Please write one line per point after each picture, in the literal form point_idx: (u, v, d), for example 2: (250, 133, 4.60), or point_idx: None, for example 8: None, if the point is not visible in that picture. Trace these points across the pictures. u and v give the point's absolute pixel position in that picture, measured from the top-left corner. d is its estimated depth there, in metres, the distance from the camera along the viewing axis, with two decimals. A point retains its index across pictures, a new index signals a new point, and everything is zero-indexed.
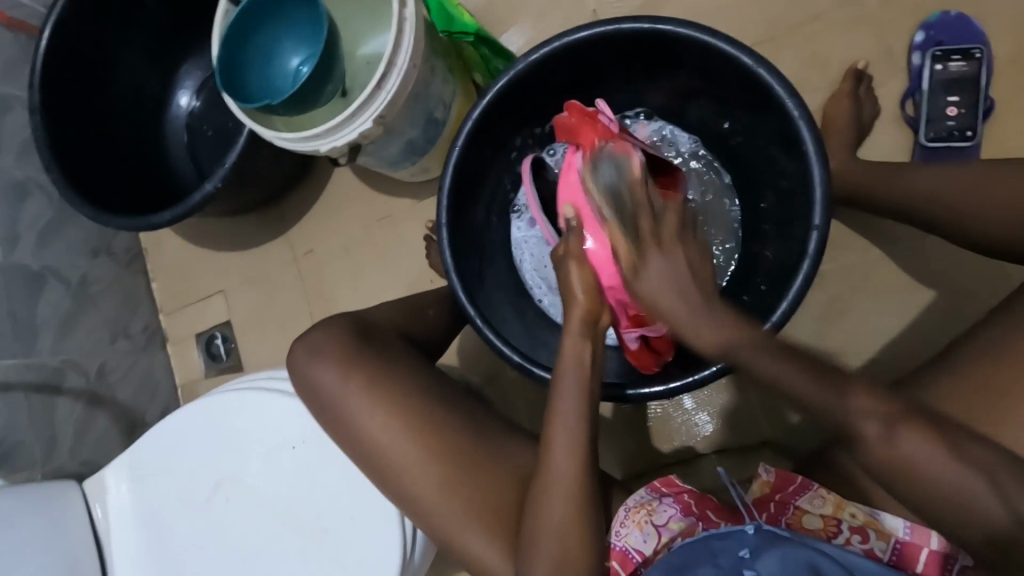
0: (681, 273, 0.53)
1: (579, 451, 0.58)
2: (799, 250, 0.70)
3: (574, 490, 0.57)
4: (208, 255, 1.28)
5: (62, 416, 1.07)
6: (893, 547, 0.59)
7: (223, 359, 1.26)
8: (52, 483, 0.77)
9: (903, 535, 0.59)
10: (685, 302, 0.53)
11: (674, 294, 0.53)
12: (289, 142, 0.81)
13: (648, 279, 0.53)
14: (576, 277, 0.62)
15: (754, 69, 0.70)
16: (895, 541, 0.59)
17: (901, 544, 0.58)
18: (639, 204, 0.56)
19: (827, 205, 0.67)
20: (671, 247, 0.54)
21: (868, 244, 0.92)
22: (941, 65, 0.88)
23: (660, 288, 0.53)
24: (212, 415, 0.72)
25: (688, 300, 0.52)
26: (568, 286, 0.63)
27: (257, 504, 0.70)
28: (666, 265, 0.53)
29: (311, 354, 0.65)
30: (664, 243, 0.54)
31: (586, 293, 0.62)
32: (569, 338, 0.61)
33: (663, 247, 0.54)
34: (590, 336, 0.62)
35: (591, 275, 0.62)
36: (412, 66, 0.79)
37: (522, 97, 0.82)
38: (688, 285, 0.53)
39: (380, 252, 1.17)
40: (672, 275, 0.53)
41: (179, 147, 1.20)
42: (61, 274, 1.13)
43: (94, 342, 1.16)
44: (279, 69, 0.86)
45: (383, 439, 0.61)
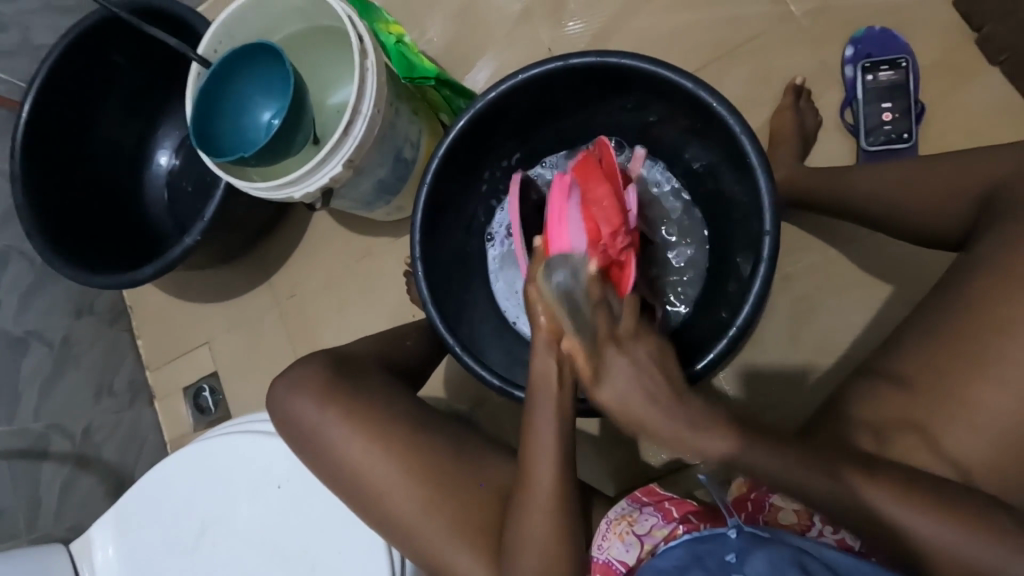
0: (648, 373, 0.54)
1: (552, 465, 0.58)
2: (755, 256, 0.74)
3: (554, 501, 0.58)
4: (193, 306, 1.30)
5: (47, 480, 1.07)
6: None
7: (211, 410, 1.26)
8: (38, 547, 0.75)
9: None
10: (657, 411, 0.54)
11: (643, 400, 0.54)
12: (264, 191, 0.84)
13: (608, 388, 0.54)
14: (538, 297, 0.58)
15: (695, 92, 0.75)
16: None
17: None
18: (596, 312, 0.55)
19: (776, 211, 0.71)
20: (630, 351, 0.54)
21: (826, 246, 0.96)
22: (873, 75, 0.94)
23: (625, 401, 0.54)
24: (198, 461, 0.72)
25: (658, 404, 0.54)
26: (531, 306, 0.60)
27: (245, 548, 0.69)
28: (630, 371, 0.54)
29: (290, 391, 0.66)
30: (623, 339, 0.54)
31: (547, 313, 0.58)
32: (536, 356, 0.59)
33: (622, 345, 0.54)
34: (556, 355, 0.58)
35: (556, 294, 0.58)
36: (376, 111, 0.84)
37: (485, 133, 0.87)
38: (661, 392, 0.54)
39: (362, 290, 1.20)
40: (637, 391, 0.54)
41: (159, 204, 1.23)
42: (44, 337, 1.14)
43: (79, 402, 1.16)
44: (251, 123, 0.89)
45: (362, 469, 0.62)
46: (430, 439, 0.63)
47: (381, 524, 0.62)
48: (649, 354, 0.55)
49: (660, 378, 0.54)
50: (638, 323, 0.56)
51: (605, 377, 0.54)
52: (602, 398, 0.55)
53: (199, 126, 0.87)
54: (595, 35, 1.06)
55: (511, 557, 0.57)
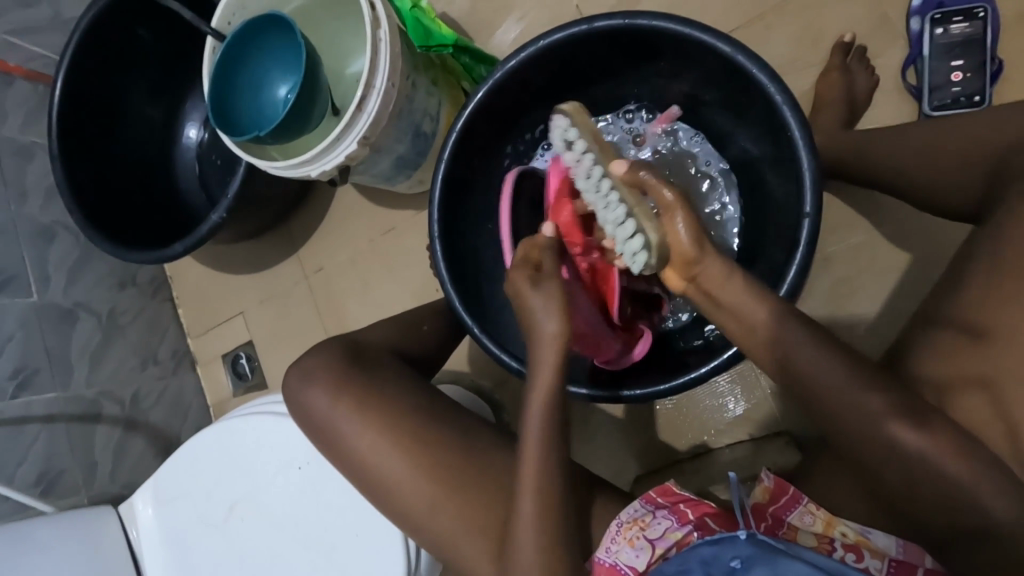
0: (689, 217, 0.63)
1: (540, 473, 0.59)
2: (794, 238, 0.68)
3: (547, 498, 0.58)
4: (228, 278, 1.34)
5: (101, 442, 1.15)
6: (889, 565, 0.57)
7: (248, 377, 1.31)
8: (88, 509, 0.81)
9: (895, 554, 0.57)
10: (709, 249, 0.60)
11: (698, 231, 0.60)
12: (282, 170, 0.82)
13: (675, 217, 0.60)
14: (541, 310, 0.63)
15: (733, 57, 0.68)
16: (890, 560, 0.57)
17: (895, 563, 0.57)
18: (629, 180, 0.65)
19: (818, 190, 0.64)
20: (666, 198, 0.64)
21: (875, 222, 0.89)
22: (942, 29, 0.83)
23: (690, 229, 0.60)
24: (225, 439, 0.75)
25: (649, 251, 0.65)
26: (532, 320, 0.64)
27: (269, 524, 0.72)
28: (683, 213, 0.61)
29: (304, 379, 0.66)
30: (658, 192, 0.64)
31: (550, 327, 0.63)
32: (540, 372, 0.62)
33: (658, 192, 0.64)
34: (562, 369, 0.62)
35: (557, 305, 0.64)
36: (391, 85, 0.80)
37: (506, 104, 0.82)
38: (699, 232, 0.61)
39: (387, 264, 1.20)
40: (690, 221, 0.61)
41: (191, 178, 1.25)
42: (92, 308, 1.20)
43: (127, 369, 1.23)
44: (269, 99, 0.88)
45: (370, 456, 0.63)
46: (438, 432, 0.64)
47: (388, 508, 0.63)
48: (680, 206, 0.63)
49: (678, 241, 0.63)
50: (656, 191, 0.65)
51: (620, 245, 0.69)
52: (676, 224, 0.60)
53: (217, 103, 0.86)
54: None
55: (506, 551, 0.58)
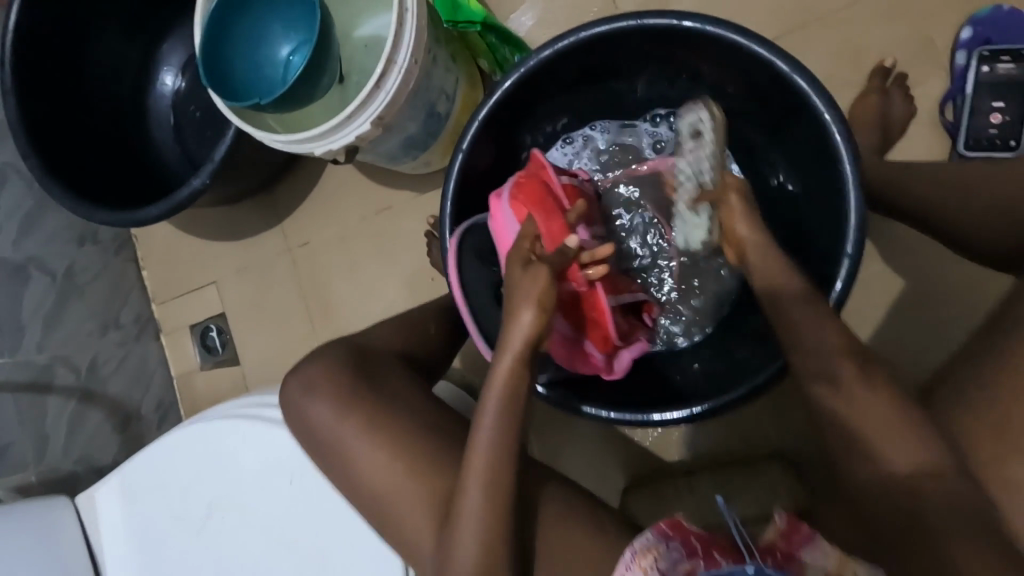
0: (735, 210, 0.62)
1: (488, 478, 0.55)
2: (827, 274, 0.66)
3: (490, 506, 0.54)
4: (201, 243, 1.24)
5: (54, 412, 1.05)
6: None
7: (219, 351, 1.23)
8: (41, 500, 0.74)
9: None
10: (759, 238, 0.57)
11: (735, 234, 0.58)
12: (281, 143, 0.74)
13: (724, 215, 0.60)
14: (532, 289, 0.56)
15: (789, 76, 0.63)
16: None
17: None
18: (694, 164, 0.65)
19: (863, 231, 0.61)
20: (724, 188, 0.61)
21: (892, 255, 0.87)
22: (990, 66, 0.80)
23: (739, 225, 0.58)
24: (209, 436, 0.69)
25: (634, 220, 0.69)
26: (519, 297, 0.57)
27: (253, 531, 0.67)
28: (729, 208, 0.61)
29: (305, 391, 0.61)
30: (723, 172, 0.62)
31: (536, 312, 0.56)
32: (505, 356, 0.56)
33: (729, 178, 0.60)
34: (527, 362, 0.57)
35: (551, 290, 0.56)
36: (413, 62, 0.72)
37: (533, 95, 0.76)
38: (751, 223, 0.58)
39: (380, 247, 1.12)
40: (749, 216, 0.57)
41: (166, 130, 1.13)
42: (46, 265, 1.09)
43: (83, 335, 1.13)
44: (267, 58, 0.78)
45: (349, 452, 0.59)
46: (404, 418, 0.59)
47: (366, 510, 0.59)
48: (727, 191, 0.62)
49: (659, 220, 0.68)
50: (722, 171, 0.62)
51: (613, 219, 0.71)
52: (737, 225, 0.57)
53: (211, 57, 0.75)
54: None
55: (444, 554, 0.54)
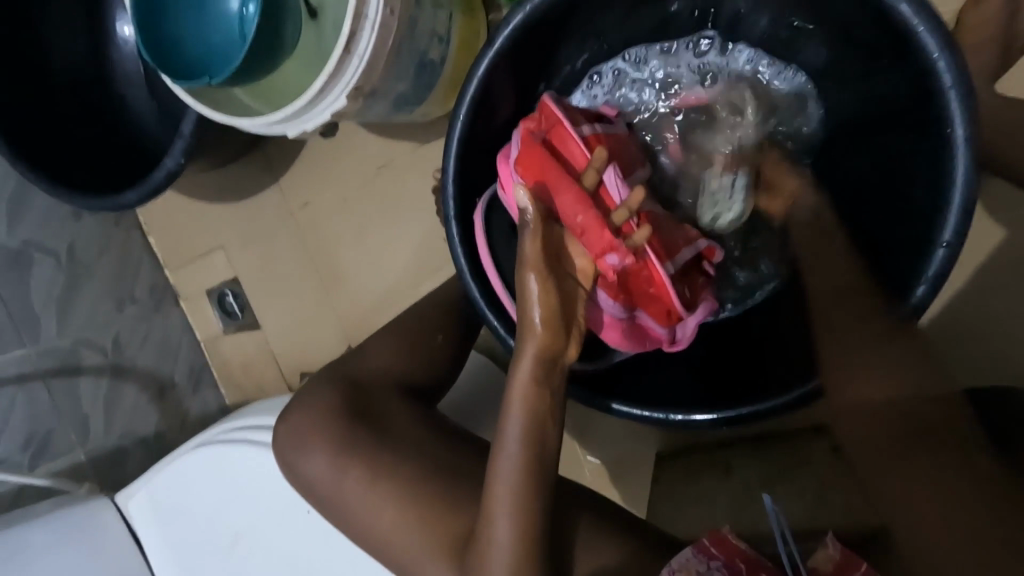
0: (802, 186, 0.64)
1: (517, 512, 0.47)
2: (912, 262, 0.54)
3: (522, 543, 0.47)
4: (203, 207, 1.18)
5: (87, 394, 1.07)
6: None
7: (238, 316, 1.21)
8: (85, 503, 0.76)
9: None
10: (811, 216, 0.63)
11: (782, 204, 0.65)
12: (252, 127, 0.63)
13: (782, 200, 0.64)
14: (534, 291, 0.48)
15: (893, 3, 0.48)
16: None
17: None
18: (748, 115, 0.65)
19: (967, 213, 0.49)
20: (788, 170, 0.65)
21: (1003, 204, 0.70)
22: None
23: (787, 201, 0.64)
24: (224, 462, 0.64)
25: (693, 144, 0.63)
26: (523, 304, 0.49)
27: (275, 565, 0.60)
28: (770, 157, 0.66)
29: (298, 444, 0.55)
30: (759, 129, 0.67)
31: (543, 318, 0.49)
32: (517, 375, 0.49)
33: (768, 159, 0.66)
34: (543, 377, 0.49)
35: (552, 291, 0.48)
36: (391, 10, 0.58)
37: (547, 36, 0.62)
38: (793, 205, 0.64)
39: (387, 205, 1.02)
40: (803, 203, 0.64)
41: (137, 85, 1.01)
42: (47, 247, 1.06)
43: (100, 312, 1.11)
44: (216, 15, 0.65)
45: (352, 500, 0.53)
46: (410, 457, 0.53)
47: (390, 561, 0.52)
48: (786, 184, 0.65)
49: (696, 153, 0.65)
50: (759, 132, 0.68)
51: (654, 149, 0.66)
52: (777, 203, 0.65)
53: (147, 24, 0.62)
54: None
55: None
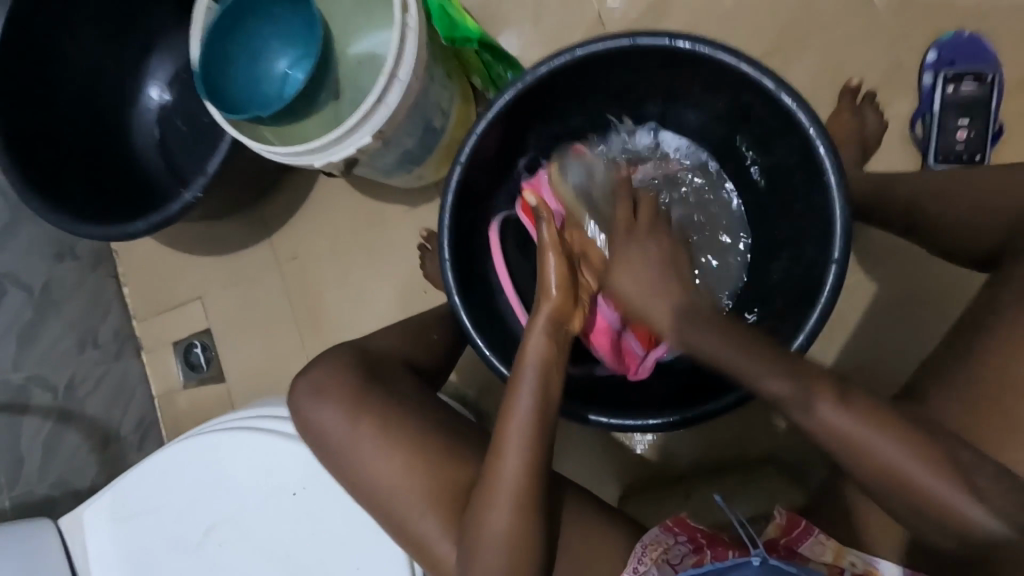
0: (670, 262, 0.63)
1: (524, 444, 0.58)
2: (815, 283, 0.68)
3: (527, 470, 0.57)
4: (184, 257, 1.22)
5: (29, 434, 1.02)
6: None
7: (204, 368, 1.20)
8: (22, 523, 0.71)
9: None
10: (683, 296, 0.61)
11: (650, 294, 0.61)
12: (283, 155, 0.75)
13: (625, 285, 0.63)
14: (552, 267, 0.62)
15: (776, 94, 0.67)
16: None
17: None
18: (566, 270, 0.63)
19: (847, 240, 0.64)
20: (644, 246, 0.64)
21: (876, 263, 0.91)
22: (954, 87, 0.86)
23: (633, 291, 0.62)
24: (201, 457, 0.68)
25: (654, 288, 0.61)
26: (543, 276, 0.63)
27: (253, 552, 0.65)
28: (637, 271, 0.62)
29: (316, 393, 0.63)
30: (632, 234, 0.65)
31: (559, 286, 0.62)
32: (534, 331, 0.61)
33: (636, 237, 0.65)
34: (553, 333, 0.62)
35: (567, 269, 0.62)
36: (414, 78, 0.74)
37: (530, 109, 0.78)
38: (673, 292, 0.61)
39: (372, 258, 1.12)
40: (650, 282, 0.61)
41: (152, 143, 1.12)
42: (23, 281, 1.06)
43: (60, 353, 1.09)
44: (265, 71, 0.81)
45: (357, 447, 0.61)
46: (416, 417, 0.62)
47: (372, 505, 0.60)
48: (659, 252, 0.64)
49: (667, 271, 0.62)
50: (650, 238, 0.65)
51: (616, 266, 0.63)
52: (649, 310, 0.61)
53: (208, 68, 0.76)
54: (650, 6, 0.96)
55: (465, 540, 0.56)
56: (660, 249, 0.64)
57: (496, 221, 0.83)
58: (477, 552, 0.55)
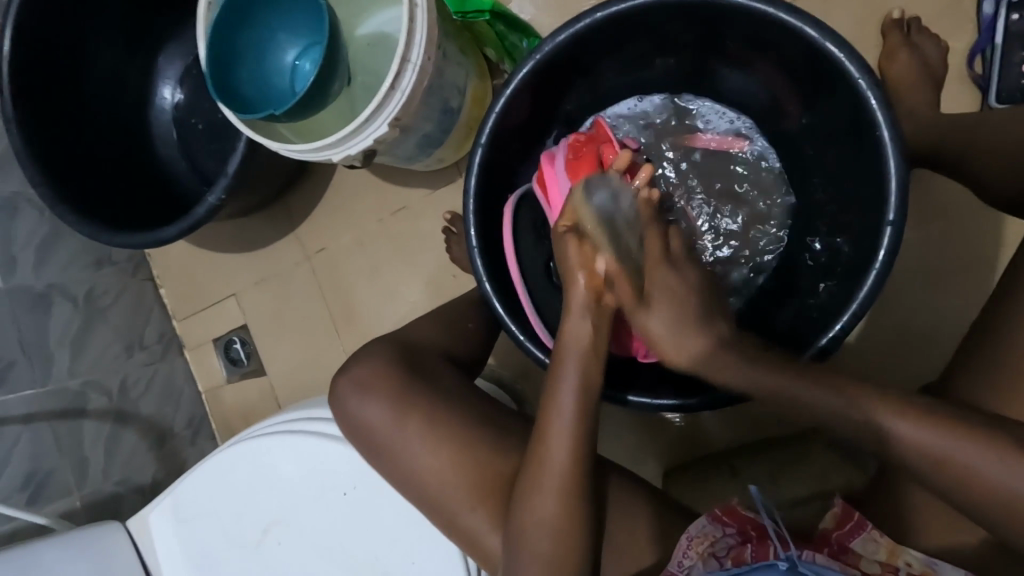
0: (689, 300, 0.57)
1: (573, 446, 0.57)
2: (869, 245, 0.63)
3: (576, 478, 0.56)
4: (216, 256, 1.23)
5: (90, 437, 1.07)
6: None
7: (245, 363, 1.22)
8: (95, 525, 0.75)
9: None
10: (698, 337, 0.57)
11: (680, 330, 0.57)
12: (300, 153, 0.73)
13: (651, 319, 0.57)
14: (574, 253, 0.59)
15: (820, 43, 0.61)
16: None
17: None
18: (643, 246, 0.60)
19: (904, 199, 0.59)
20: (678, 269, 0.59)
21: (933, 218, 0.84)
22: (1018, 15, 0.78)
23: (661, 328, 0.57)
24: (250, 458, 0.70)
25: (696, 327, 0.57)
26: (568, 264, 0.60)
27: (309, 549, 0.68)
28: (668, 309, 0.57)
29: (356, 391, 0.64)
30: (670, 265, 0.59)
31: (588, 272, 0.59)
32: (567, 320, 0.59)
33: (669, 267, 0.59)
34: (592, 322, 0.59)
35: (591, 257, 0.59)
36: (427, 59, 0.72)
37: (552, 80, 0.73)
38: (700, 325, 0.57)
39: (398, 244, 1.11)
40: (679, 321, 0.56)
41: (172, 145, 1.12)
42: (67, 291, 1.09)
43: (109, 358, 1.13)
44: (273, 65, 0.79)
45: (401, 444, 0.61)
46: (458, 415, 0.62)
47: (419, 499, 0.61)
48: (692, 279, 0.59)
49: (702, 307, 0.57)
50: (680, 261, 0.60)
51: (653, 304, 0.57)
52: (646, 321, 0.57)
53: (216, 66, 0.73)
54: None
55: (515, 538, 0.56)
56: (692, 284, 0.58)
57: (511, 198, 0.77)
58: (523, 538, 0.56)
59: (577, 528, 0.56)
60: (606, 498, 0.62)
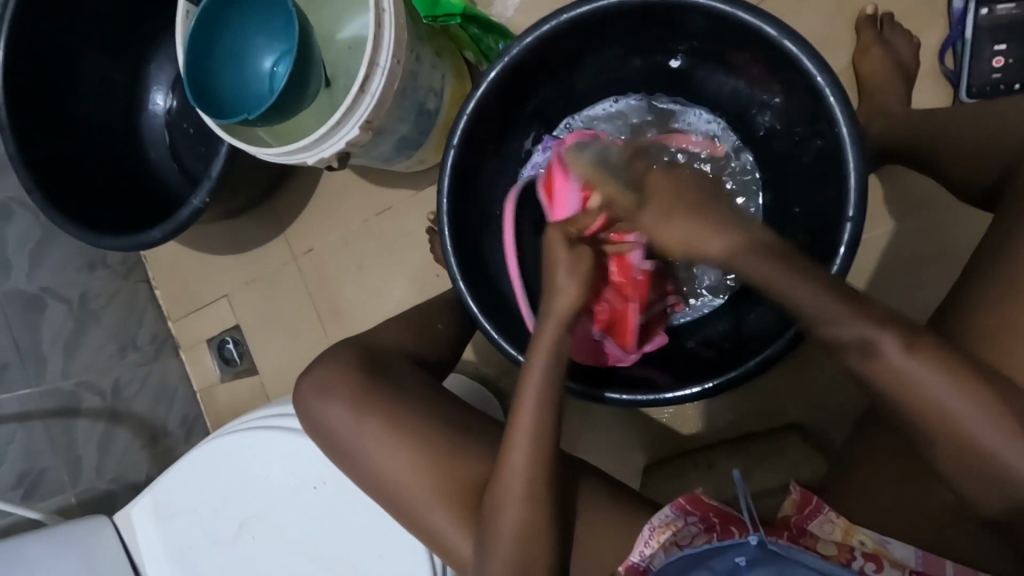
0: (686, 190, 0.54)
1: (532, 442, 0.59)
2: (830, 241, 0.64)
3: (533, 475, 0.58)
4: (207, 258, 1.26)
5: (84, 435, 1.10)
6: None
7: (236, 362, 1.24)
8: (82, 521, 0.78)
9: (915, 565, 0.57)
10: (715, 230, 0.52)
11: (683, 228, 0.53)
12: (276, 155, 0.74)
13: (661, 225, 0.54)
14: (564, 260, 0.62)
15: (779, 41, 0.62)
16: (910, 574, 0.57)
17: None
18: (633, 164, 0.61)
19: (863, 194, 0.60)
20: (675, 181, 0.55)
21: (907, 212, 0.85)
22: (987, 9, 0.78)
23: (669, 230, 0.53)
24: (226, 455, 0.72)
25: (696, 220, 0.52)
26: (555, 269, 0.62)
27: (282, 542, 0.70)
28: (681, 224, 0.53)
29: (321, 395, 0.65)
30: (656, 179, 0.56)
31: (576, 282, 0.61)
32: (549, 325, 0.61)
33: (656, 177, 0.56)
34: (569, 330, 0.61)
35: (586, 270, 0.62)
36: (395, 62, 0.73)
37: (522, 82, 0.75)
38: (706, 207, 0.53)
39: (384, 244, 1.13)
40: (688, 217, 0.53)
41: (162, 149, 1.14)
42: (60, 294, 1.12)
43: (103, 358, 1.16)
44: (252, 70, 0.81)
45: (365, 443, 0.63)
46: (423, 413, 0.64)
47: (384, 497, 0.62)
48: (689, 180, 0.55)
49: (702, 196, 0.53)
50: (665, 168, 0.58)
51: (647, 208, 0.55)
52: (649, 222, 0.55)
53: (194, 73, 0.76)
54: None
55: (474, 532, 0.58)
56: (697, 190, 0.54)
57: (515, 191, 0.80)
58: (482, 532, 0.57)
59: (534, 523, 0.57)
60: (568, 493, 0.63)
